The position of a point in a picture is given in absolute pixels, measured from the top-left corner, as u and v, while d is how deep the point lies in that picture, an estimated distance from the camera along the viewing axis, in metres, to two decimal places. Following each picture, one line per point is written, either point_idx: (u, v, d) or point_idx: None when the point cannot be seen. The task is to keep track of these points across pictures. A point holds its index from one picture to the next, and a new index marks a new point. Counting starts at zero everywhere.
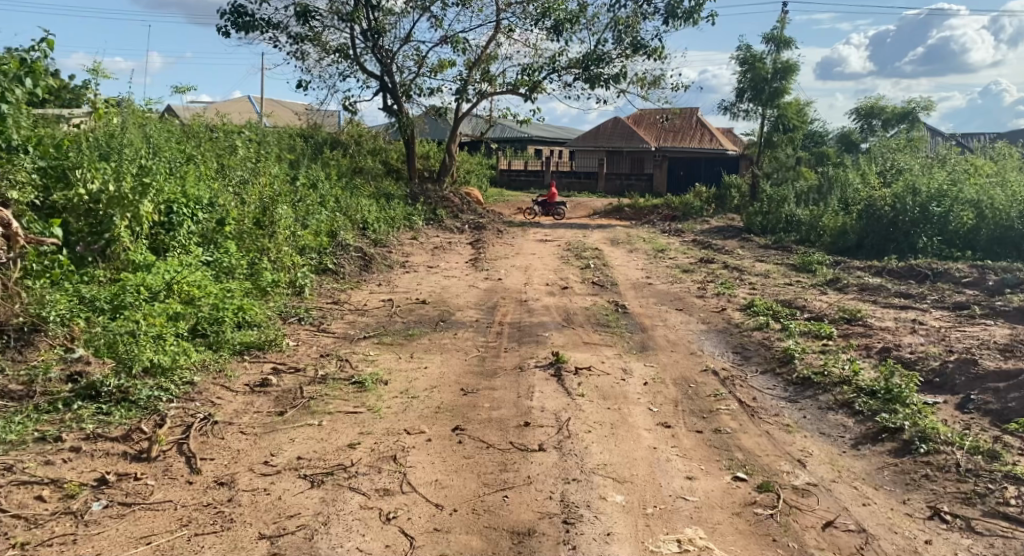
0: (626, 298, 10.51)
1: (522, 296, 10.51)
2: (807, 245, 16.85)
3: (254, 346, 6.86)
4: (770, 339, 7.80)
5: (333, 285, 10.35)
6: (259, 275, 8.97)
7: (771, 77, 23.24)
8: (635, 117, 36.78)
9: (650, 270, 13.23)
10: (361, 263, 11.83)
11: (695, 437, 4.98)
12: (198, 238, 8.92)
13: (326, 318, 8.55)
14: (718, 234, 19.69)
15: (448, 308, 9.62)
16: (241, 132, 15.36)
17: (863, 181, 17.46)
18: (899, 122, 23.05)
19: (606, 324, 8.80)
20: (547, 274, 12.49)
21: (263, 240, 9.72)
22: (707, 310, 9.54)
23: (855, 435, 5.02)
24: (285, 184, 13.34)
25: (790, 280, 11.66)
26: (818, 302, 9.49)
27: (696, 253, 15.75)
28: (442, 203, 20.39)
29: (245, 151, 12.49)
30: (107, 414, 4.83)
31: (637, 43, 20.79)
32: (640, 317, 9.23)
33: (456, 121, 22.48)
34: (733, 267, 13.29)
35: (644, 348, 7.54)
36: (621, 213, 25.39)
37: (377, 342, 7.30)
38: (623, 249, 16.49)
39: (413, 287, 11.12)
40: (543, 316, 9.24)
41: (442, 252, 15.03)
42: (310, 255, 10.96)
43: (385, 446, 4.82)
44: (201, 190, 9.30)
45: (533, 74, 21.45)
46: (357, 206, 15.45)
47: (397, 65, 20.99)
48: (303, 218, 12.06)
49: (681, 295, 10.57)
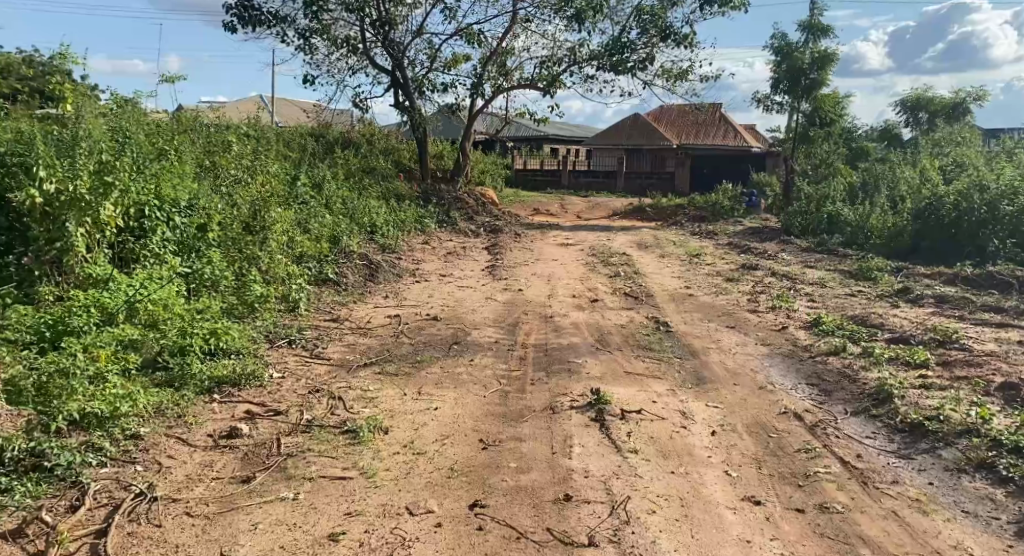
0: (665, 312, 9.24)
1: (547, 311, 9.26)
2: (854, 249, 15.52)
3: (228, 383, 5.51)
4: (852, 368, 6.52)
5: (332, 298, 9.11)
6: (246, 291, 7.74)
7: (807, 68, 21.91)
8: (655, 113, 35.42)
9: (688, 277, 11.98)
10: (366, 272, 10.61)
11: (799, 520, 3.78)
12: (175, 247, 7.65)
13: (321, 340, 7.29)
14: (754, 235, 18.38)
15: (465, 326, 8.37)
16: (237, 126, 14.17)
17: (916, 181, 16.10)
18: (947, 116, 21.57)
19: (648, 346, 7.54)
20: (574, 283, 11.24)
21: (252, 247, 8.52)
22: (763, 329, 8.27)
23: (1016, 519, 3.81)
24: (286, 186, 12.13)
25: (850, 291, 10.35)
26: (896, 318, 8.20)
27: (733, 257, 14.45)
28: (456, 204, 19.22)
29: (240, 148, 11.37)
30: (4, 492, 3.66)
31: (664, 33, 19.45)
32: (686, 337, 7.98)
33: (472, 117, 21.26)
34: (781, 275, 11.98)
35: (701, 380, 6.27)
36: (643, 213, 24.08)
37: (377, 374, 6.01)
38: (654, 253, 15.20)
39: (424, 298, 9.89)
40: (573, 336, 7.99)
41: (457, 258, 13.81)
42: (308, 263, 9.71)
43: (379, 539, 3.60)
44: (181, 187, 8.02)
45: (552, 68, 20.19)
46: (364, 208, 14.30)
47: (410, 59, 19.77)
48: (301, 223, 10.80)
49: (730, 310, 9.28)
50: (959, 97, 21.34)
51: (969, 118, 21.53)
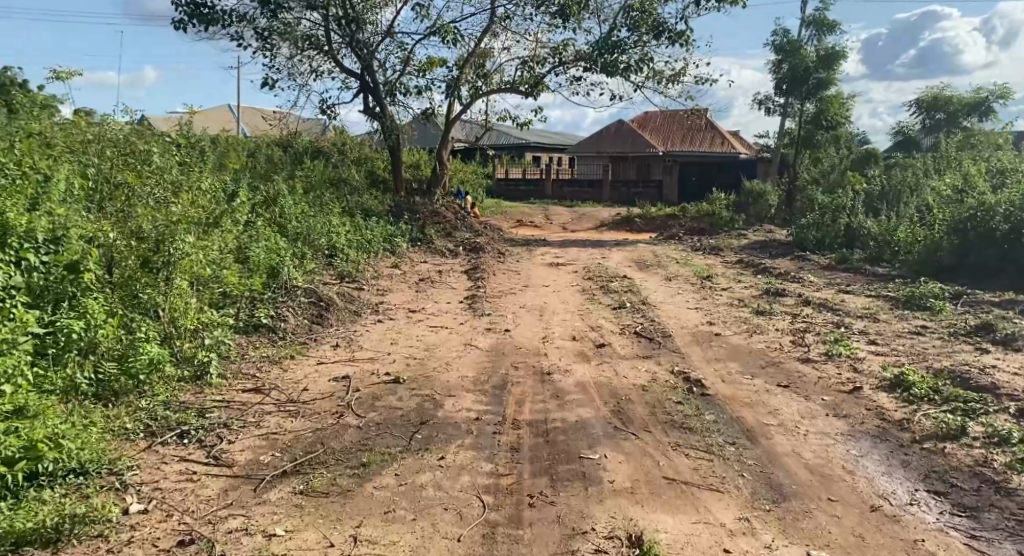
0: (693, 364, 7.21)
1: (542, 363, 7.18)
2: (883, 267, 13.72)
3: (33, 542, 3.56)
4: (994, 465, 4.56)
5: (258, 354, 7.05)
6: (130, 360, 5.68)
7: (813, 67, 20.13)
8: (639, 120, 33.54)
9: (708, 307, 10.01)
10: (315, 312, 8.52)
11: None
12: (30, 298, 5.50)
13: (230, 430, 5.20)
14: (764, 251, 16.49)
15: (435, 392, 6.26)
16: (169, 136, 12.12)
17: (950, 188, 14.24)
18: (969, 115, 20.00)
19: (688, 425, 5.50)
20: (572, 319, 9.24)
21: (147, 290, 6.45)
22: (829, 390, 6.25)
23: None
24: (224, 206, 10.07)
25: (914, 328, 8.41)
26: (1004, 373, 6.27)
27: (751, 280, 12.51)
28: (433, 218, 17.14)
29: (163, 160, 9.26)
30: None
31: (656, 29, 17.48)
32: (732, 405, 5.98)
33: (449, 124, 19.24)
34: (818, 303, 10.04)
35: (781, 496, 4.24)
36: (632, 224, 22.29)
37: (286, 514, 4.01)
38: (657, 275, 13.22)
39: (384, 346, 7.78)
40: (581, 407, 5.91)
41: (431, 285, 11.75)
42: (229, 308, 7.59)
43: None
44: (41, 210, 5.82)
45: (535, 69, 18.21)
46: (323, 227, 12.27)
47: (380, 60, 17.69)
48: (234, 248, 8.67)
49: (775, 358, 7.32)
50: (980, 96, 19.65)
51: (991, 118, 19.91)
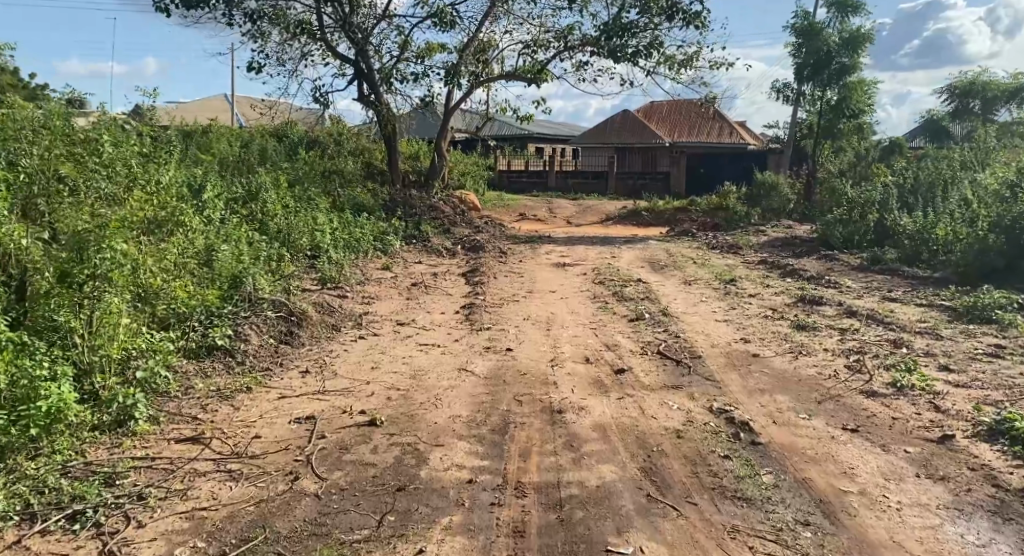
0: (735, 397, 5.93)
1: (551, 397, 5.89)
2: (923, 269, 12.47)
3: None
4: None
5: (205, 387, 5.80)
6: (22, 408, 4.33)
7: (837, 52, 18.99)
8: (646, 110, 32.21)
9: (739, 320, 8.74)
10: (283, 330, 7.27)
11: None
12: None
13: (144, 507, 3.97)
14: (787, 250, 15.23)
15: (419, 441, 4.99)
16: (131, 125, 10.82)
17: (996, 182, 12.92)
18: (1008, 102, 18.65)
19: (743, 494, 4.23)
20: (583, 335, 7.95)
21: (66, 311, 5.12)
22: (912, 438, 5.00)
23: None
24: (188, 202, 8.80)
25: (988, 348, 7.13)
26: None
27: (779, 284, 11.22)
28: (429, 213, 15.85)
29: (114, 149, 7.96)
30: None
31: (669, 10, 16.13)
32: (795, 460, 4.71)
33: (448, 114, 17.97)
34: (865, 314, 8.73)
35: None
36: (639, 218, 21.03)
37: None
38: (675, 278, 11.96)
39: (364, 373, 6.51)
40: (602, 464, 4.63)
41: (424, 292, 10.50)
42: (175, 328, 6.30)
43: None
44: None
45: (537, 54, 16.91)
46: (307, 225, 11.01)
47: (376, 44, 16.33)
48: (198, 251, 7.39)
49: (831, 391, 6.03)
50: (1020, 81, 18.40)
51: None
